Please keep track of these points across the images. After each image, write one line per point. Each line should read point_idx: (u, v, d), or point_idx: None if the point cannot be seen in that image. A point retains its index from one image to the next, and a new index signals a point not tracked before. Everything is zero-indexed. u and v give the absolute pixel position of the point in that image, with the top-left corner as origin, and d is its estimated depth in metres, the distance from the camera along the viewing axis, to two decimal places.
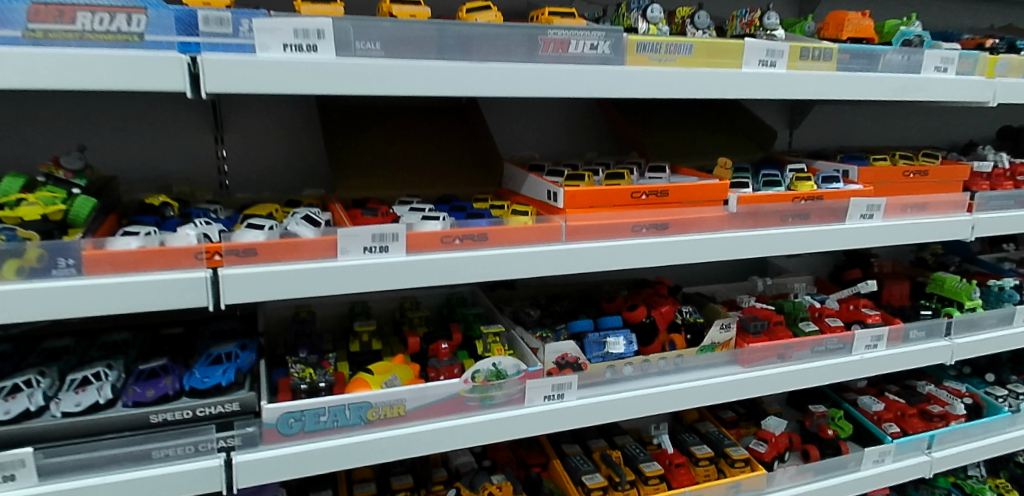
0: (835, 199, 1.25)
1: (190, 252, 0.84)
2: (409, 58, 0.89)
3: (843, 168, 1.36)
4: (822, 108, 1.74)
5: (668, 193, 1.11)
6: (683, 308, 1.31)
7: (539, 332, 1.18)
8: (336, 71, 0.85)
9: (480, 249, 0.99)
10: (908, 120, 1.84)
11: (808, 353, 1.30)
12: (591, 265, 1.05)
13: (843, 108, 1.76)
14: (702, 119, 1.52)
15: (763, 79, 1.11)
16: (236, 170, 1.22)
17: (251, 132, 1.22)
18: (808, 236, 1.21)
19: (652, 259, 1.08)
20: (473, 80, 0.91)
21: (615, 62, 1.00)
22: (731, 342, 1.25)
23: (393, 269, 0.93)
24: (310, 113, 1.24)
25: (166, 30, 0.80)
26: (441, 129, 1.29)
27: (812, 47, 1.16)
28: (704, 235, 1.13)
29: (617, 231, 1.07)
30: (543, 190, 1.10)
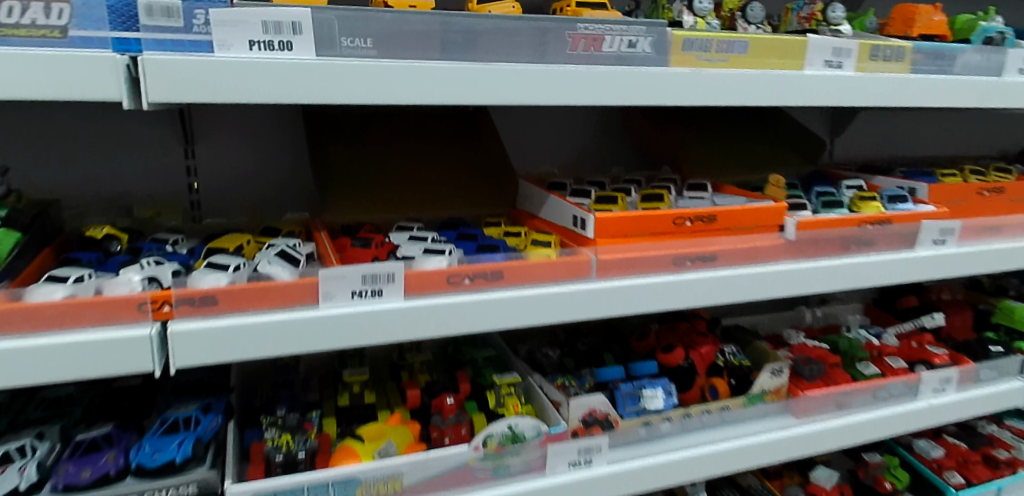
0: (905, 223, 1.07)
1: (131, 302, 0.66)
2: (409, 59, 0.72)
3: (908, 185, 1.18)
4: (870, 114, 1.56)
5: (716, 218, 0.94)
6: (726, 348, 1.14)
7: (561, 379, 1.00)
8: (316, 75, 0.67)
9: (495, 290, 0.82)
10: (964, 128, 1.65)
11: (869, 399, 1.13)
12: (626, 306, 0.87)
13: (894, 114, 1.58)
14: (742, 130, 1.35)
15: (829, 84, 0.94)
16: (210, 189, 1.05)
17: (227, 144, 1.04)
18: (874, 267, 1.04)
19: (698, 298, 0.91)
20: (487, 86, 0.74)
21: (657, 63, 0.83)
22: (783, 389, 1.08)
23: (388, 319, 0.75)
24: (295, 122, 1.07)
25: (98, 22, 0.62)
26: (447, 142, 1.12)
27: (884, 46, 0.99)
28: (756, 267, 0.95)
29: (657, 264, 0.89)
30: (567, 215, 0.93)
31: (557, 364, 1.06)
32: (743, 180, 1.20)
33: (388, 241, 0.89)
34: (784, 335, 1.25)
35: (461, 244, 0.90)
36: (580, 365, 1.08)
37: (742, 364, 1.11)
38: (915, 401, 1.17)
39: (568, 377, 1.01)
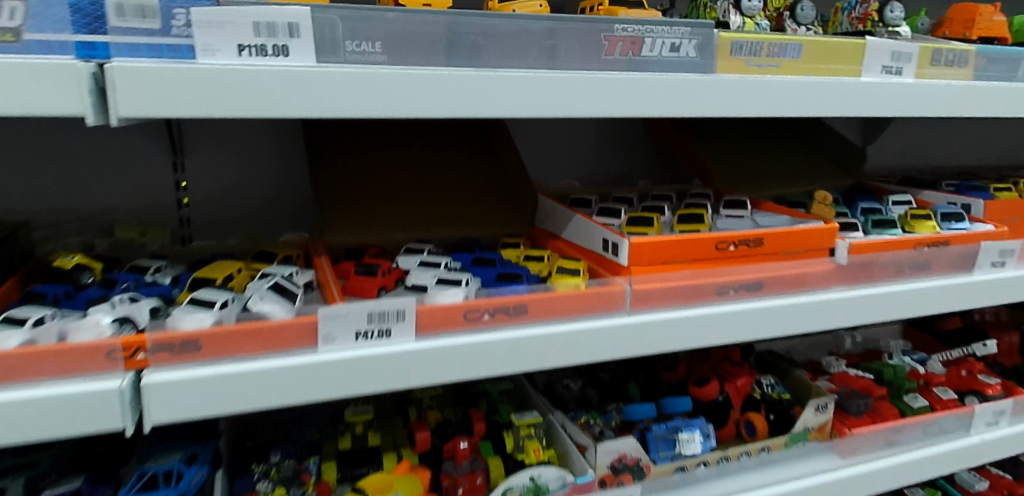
0: (963, 244, 0.97)
1: (98, 350, 0.57)
2: (424, 65, 0.61)
3: (962, 201, 1.08)
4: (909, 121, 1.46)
5: (763, 241, 0.84)
6: (764, 379, 1.05)
7: (584, 416, 0.91)
8: (316, 85, 0.57)
9: (518, 326, 0.72)
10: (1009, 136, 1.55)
11: (918, 436, 1.03)
12: (663, 342, 0.78)
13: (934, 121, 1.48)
14: (775, 143, 1.26)
15: (888, 92, 0.84)
16: (200, 205, 0.95)
17: (220, 156, 0.95)
18: (930, 294, 0.94)
19: (742, 331, 0.81)
20: (513, 96, 0.64)
21: (702, 70, 0.73)
22: (826, 427, 0.99)
23: (398, 363, 0.66)
24: (295, 135, 0.98)
25: (57, 24, 0.53)
26: (459, 157, 1.03)
27: (946, 50, 0.88)
28: (805, 296, 0.86)
29: (697, 294, 0.80)
30: (596, 238, 0.83)
31: (580, 398, 0.97)
32: (778, 193, 1.11)
33: (396, 267, 0.80)
34: (823, 361, 1.15)
35: (478, 270, 0.81)
36: (605, 398, 0.98)
37: (782, 398, 1.01)
38: (968, 437, 1.06)
39: (592, 414, 0.92)
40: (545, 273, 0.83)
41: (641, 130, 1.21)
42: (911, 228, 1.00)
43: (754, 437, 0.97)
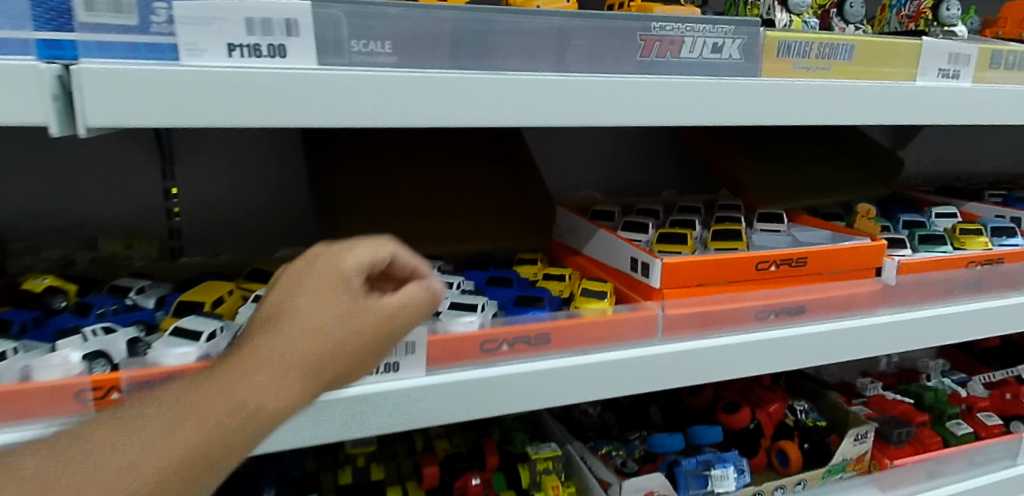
0: (1018, 262, 0.89)
1: (64, 391, 0.49)
2: (441, 69, 0.54)
3: (1012, 215, 1.00)
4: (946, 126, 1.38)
5: (808, 261, 0.77)
6: (797, 405, 0.97)
7: (604, 445, 0.84)
8: (315, 93, 0.49)
9: (540, 357, 0.65)
10: None
11: (964, 466, 0.95)
12: (698, 373, 0.70)
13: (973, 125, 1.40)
14: (807, 151, 1.19)
15: (945, 99, 0.76)
16: (191, 215, 0.90)
17: (213, 164, 0.89)
18: (985, 316, 0.85)
19: (784, 360, 0.74)
20: (539, 101, 0.56)
21: (746, 73, 0.66)
22: (864, 458, 0.92)
23: (406, 400, 0.59)
24: (294, 145, 0.92)
25: (14, 21, 0.44)
26: (469, 169, 0.97)
27: (1007, 52, 0.81)
28: (852, 320, 0.78)
29: (735, 319, 0.73)
30: (624, 258, 0.76)
31: (601, 425, 0.89)
32: (813, 203, 1.04)
33: None
34: (857, 383, 1.08)
35: (495, 291, 0.74)
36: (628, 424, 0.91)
37: (817, 425, 0.94)
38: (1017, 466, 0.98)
39: (613, 443, 0.85)
40: (566, 294, 0.76)
41: (666, 138, 1.16)
42: (961, 244, 0.92)
43: (785, 466, 0.90)
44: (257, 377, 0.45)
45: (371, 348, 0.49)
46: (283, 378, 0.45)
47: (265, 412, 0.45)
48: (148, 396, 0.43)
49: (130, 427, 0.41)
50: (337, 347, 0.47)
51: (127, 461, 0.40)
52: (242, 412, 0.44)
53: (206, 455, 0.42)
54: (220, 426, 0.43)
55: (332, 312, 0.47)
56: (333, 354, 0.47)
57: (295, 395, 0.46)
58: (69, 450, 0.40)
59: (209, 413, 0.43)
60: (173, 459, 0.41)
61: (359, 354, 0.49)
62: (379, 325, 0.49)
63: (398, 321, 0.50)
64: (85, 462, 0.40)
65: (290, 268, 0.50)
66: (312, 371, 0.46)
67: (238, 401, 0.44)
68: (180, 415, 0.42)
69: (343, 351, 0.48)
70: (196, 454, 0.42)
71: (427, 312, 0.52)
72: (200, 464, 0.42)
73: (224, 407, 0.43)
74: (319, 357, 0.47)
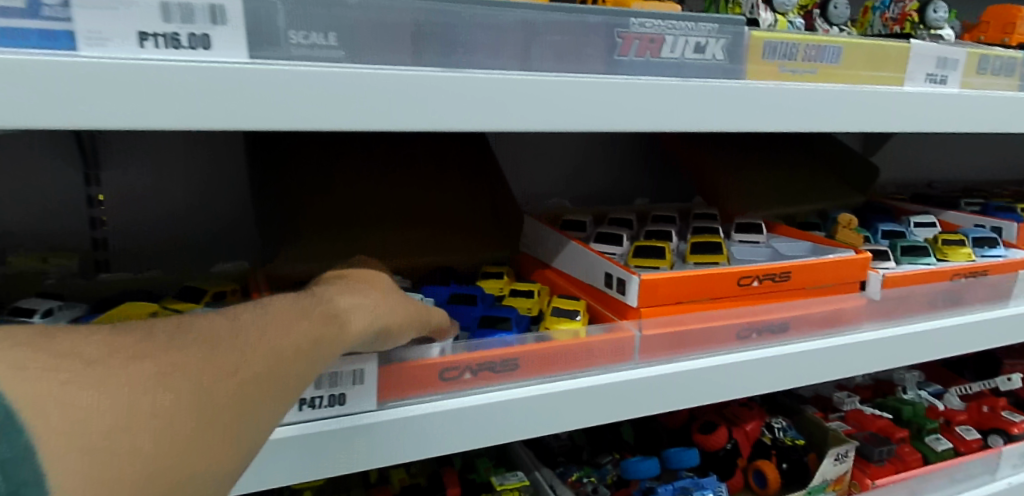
0: (1001, 273, 0.85)
1: None
2: (396, 65, 0.47)
3: (992, 224, 0.97)
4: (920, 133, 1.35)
5: (791, 275, 0.73)
6: (774, 422, 0.91)
7: (575, 472, 0.77)
8: (243, 91, 0.42)
9: (508, 385, 0.58)
10: None
11: (943, 484, 0.91)
12: (678, 399, 0.64)
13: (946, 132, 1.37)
14: (782, 157, 1.15)
15: (936, 104, 0.72)
16: (118, 221, 0.83)
17: (145, 167, 0.83)
18: (971, 330, 0.82)
19: (768, 381, 0.69)
20: (507, 103, 0.50)
21: (730, 76, 0.61)
22: (845, 478, 0.86)
23: (353, 436, 0.52)
24: (238, 149, 0.87)
25: None
26: (429, 174, 0.92)
27: (994, 57, 0.77)
28: (838, 337, 0.74)
29: (717, 338, 0.67)
30: (598, 273, 0.71)
31: (571, 448, 0.82)
32: (790, 211, 1.00)
33: None
34: (834, 397, 1.02)
35: (458, 310, 0.68)
36: (598, 448, 0.84)
37: (796, 444, 0.87)
38: (995, 481, 0.95)
39: (584, 468, 0.79)
40: (536, 312, 0.71)
41: (637, 144, 1.11)
42: (943, 255, 0.88)
43: (763, 488, 0.84)
44: (345, 296, 0.49)
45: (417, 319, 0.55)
46: (364, 306, 0.49)
47: (348, 330, 0.47)
48: (244, 304, 0.45)
49: (233, 323, 0.41)
50: (395, 302, 0.53)
51: (234, 350, 0.40)
52: (333, 321, 0.46)
53: (300, 356, 0.43)
54: (316, 327, 0.45)
55: (386, 281, 0.55)
56: (393, 307, 0.52)
57: (370, 320, 0.49)
58: (179, 340, 0.38)
59: (306, 315, 0.45)
60: (274, 354, 0.41)
61: (411, 317, 0.54)
62: (419, 306, 0.56)
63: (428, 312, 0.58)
64: (194, 352, 0.38)
65: (329, 273, 0.54)
66: (379, 310, 0.50)
67: (331, 315, 0.47)
68: (284, 313, 0.44)
69: (400, 305, 0.53)
70: (293, 353, 0.42)
71: (443, 320, 0.60)
72: (292, 366, 0.42)
73: (317, 314, 0.46)
74: (386, 303, 0.51)
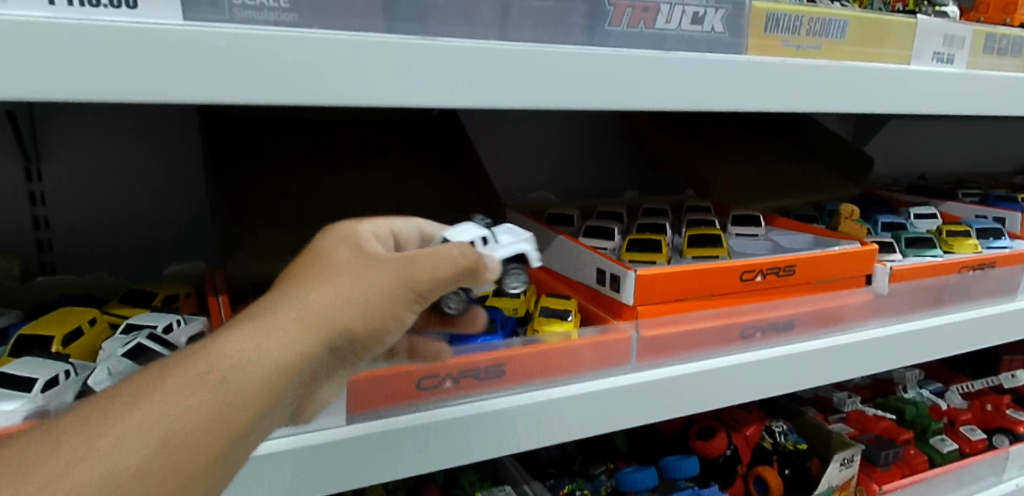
0: (1010, 265, 0.81)
1: None
2: (357, 31, 0.41)
3: (996, 215, 0.93)
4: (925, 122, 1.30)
5: (796, 269, 0.68)
6: (774, 425, 0.85)
7: (566, 484, 0.71)
8: (176, 59, 0.36)
9: (490, 394, 0.53)
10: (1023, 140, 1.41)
11: (952, 488, 0.86)
12: (677, 406, 0.59)
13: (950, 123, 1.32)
14: (769, 144, 1.11)
15: (942, 86, 0.67)
16: (62, 219, 0.77)
17: (92, 159, 0.77)
18: (980, 325, 0.77)
19: (770, 383, 0.64)
20: (484, 76, 0.44)
21: (731, 50, 0.55)
22: (850, 483, 0.80)
23: (320, 457, 0.46)
24: (190, 127, 0.81)
25: None
26: (404, 162, 0.86)
27: (1001, 36, 0.73)
28: (843, 335, 0.69)
29: (717, 338, 0.62)
30: (590, 269, 0.65)
31: (562, 458, 0.77)
32: (786, 203, 0.95)
33: None
34: (833, 397, 0.97)
35: None
36: (591, 457, 0.78)
37: (798, 448, 0.81)
38: (1003, 483, 0.90)
39: (576, 480, 0.72)
40: (521, 312, 0.65)
41: (621, 133, 1.06)
42: (949, 247, 0.84)
43: None
44: (246, 325, 0.36)
45: (398, 299, 0.41)
46: (286, 320, 0.37)
47: (248, 366, 0.34)
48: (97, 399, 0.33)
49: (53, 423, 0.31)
50: (333, 298, 0.39)
51: (39, 459, 0.29)
52: (217, 368, 0.34)
53: (153, 434, 0.31)
54: (187, 381, 0.33)
55: (331, 266, 0.41)
56: (341, 301, 0.39)
57: (288, 341, 0.36)
58: None
59: (172, 372, 0.33)
60: (110, 440, 0.30)
61: (382, 305, 0.40)
62: (406, 276, 0.41)
63: (432, 265, 0.41)
64: None
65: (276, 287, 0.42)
66: (302, 324, 0.37)
67: (216, 357, 0.34)
68: (139, 383, 0.33)
69: (344, 293, 0.39)
70: (144, 432, 0.31)
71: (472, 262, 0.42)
72: (143, 451, 0.31)
73: (211, 352, 0.34)
74: (325, 303, 0.39)
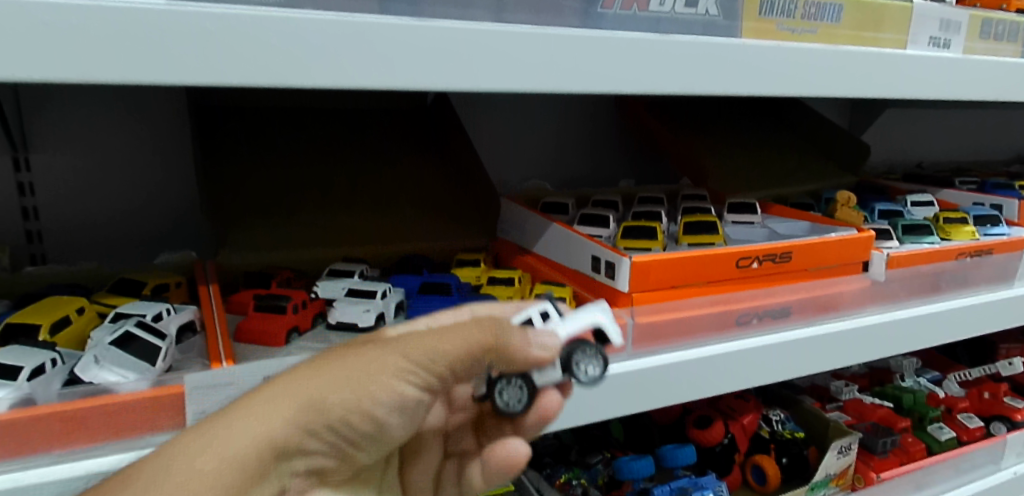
0: (1008, 252, 0.81)
1: None
2: (345, 13, 0.41)
3: (993, 202, 0.93)
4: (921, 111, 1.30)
5: (793, 255, 0.67)
6: (772, 414, 0.84)
7: (563, 473, 0.71)
8: (160, 39, 0.35)
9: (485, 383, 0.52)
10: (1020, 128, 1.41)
11: (949, 475, 0.86)
12: (673, 394, 0.58)
13: (947, 111, 1.32)
14: (763, 131, 1.10)
15: (940, 70, 0.67)
16: (50, 208, 0.76)
17: (80, 147, 0.77)
18: (978, 312, 0.77)
19: (767, 370, 0.63)
20: (476, 58, 0.44)
21: (726, 33, 0.55)
22: (849, 472, 0.79)
23: None
24: (178, 113, 0.80)
25: None
26: (398, 151, 0.85)
27: (997, 21, 0.72)
28: (840, 322, 0.69)
29: (713, 325, 0.62)
30: (585, 256, 0.65)
31: (558, 448, 0.76)
32: (781, 191, 0.95)
33: (317, 300, 0.61)
34: (830, 386, 0.96)
35: (430, 300, 0.62)
36: (588, 447, 0.77)
37: (795, 436, 0.81)
38: (1001, 471, 0.90)
39: (572, 469, 0.72)
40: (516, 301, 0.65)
41: (616, 122, 1.06)
42: (946, 234, 0.83)
43: (763, 485, 0.78)
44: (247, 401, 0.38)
45: (393, 365, 0.40)
46: (277, 391, 0.38)
47: (237, 443, 0.36)
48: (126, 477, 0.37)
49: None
50: (333, 372, 0.40)
51: None
52: (206, 444, 0.36)
53: None
54: (181, 462, 0.35)
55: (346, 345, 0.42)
56: (335, 378, 0.39)
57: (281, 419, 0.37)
58: None
59: (170, 454, 0.36)
60: None
61: (375, 373, 0.40)
62: (403, 343, 0.41)
63: (438, 335, 0.41)
64: None
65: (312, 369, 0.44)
66: (298, 399, 0.38)
67: (211, 438, 0.36)
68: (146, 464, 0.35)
69: (347, 366, 0.40)
70: None
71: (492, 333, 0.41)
72: None
73: (207, 430, 0.37)
74: (320, 378, 0.39)
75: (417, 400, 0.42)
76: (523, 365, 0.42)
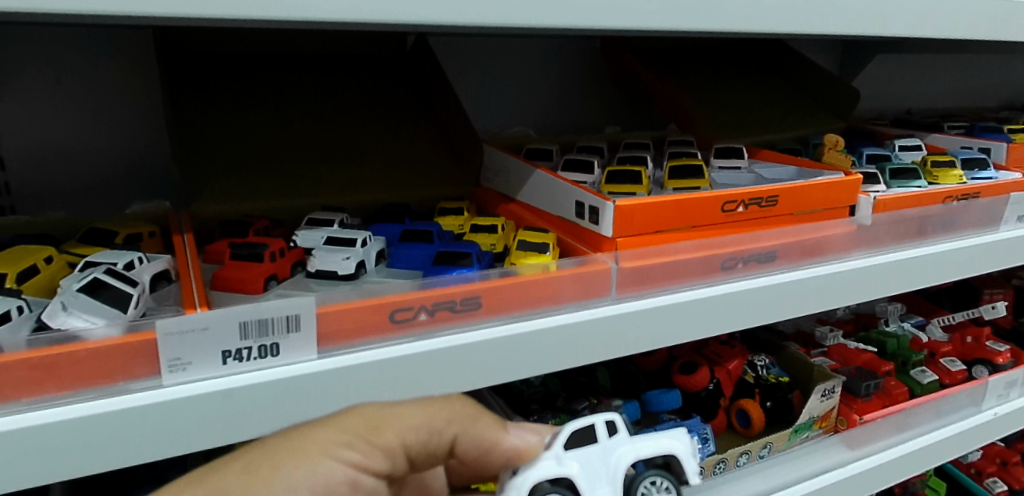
0: (994, 196, 0.80)
1: None
2: None
3: (982, 146, 0.92)
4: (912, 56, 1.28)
5: (778, 199, 0.67)
6: (757, 360, 0.85)
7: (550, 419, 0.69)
8: None
9: (468, 328, 0.51)
10: (1011, 74, 1.39)
11: (928, 417, 0.87)
12: (658, 338, 0.58)
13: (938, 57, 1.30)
14: (750, 74, 1.09)
15: (932, 5, 0.65)
16: (16, 158, 0.74)
17: (45, 94, 0.74)
18: (963, 254, 0.76)
19: (752, 315, 0.63)
20: None
21: None
22: (831, 415, 0.81)
23: (292, 388, 0.45)
24: (146, 58, 0.78)
25: None
26: (378, 98, 0.83)
27: None
28: (826, 267, 0.68)
29: (699, 270, 0.61)
30: (568, 202, 0.63)
31: (546, 395, 0.74)
32: (769, 137, 0.94)
33: (297, 249, 0.60)
34: (815, 332, 0.97)
35: (412, 249, 0.61)
36: (575, 393, 0.75)
37: (780, 381, 0.82)
38: (981, 413, 0.90)
39: (559, 415, 0.70)
40: (499, 248, 0.64)
41: (602, 68, 1.04)
42: (933, 178, 0.83)
43: (747, 429, 0.78)
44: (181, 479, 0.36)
45: (332, 439, 0.39)
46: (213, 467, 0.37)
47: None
48: None
49: None
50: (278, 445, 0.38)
51: None
52: None
53: None
54: None
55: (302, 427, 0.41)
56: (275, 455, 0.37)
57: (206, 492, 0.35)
58: None
59: None
60: None
61: (314, 449, 0.38)
62: (344, 419, 0.40)
63: (386, 414, 0.41)
64: None
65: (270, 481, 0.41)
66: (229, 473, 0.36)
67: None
68: None
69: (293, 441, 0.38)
70: None
71: (450, 414, 0.43)
72: None
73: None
74: (261, 454, 0.37)
75: (353, 489, 0.39)
76: (489, 457, 0.44)
